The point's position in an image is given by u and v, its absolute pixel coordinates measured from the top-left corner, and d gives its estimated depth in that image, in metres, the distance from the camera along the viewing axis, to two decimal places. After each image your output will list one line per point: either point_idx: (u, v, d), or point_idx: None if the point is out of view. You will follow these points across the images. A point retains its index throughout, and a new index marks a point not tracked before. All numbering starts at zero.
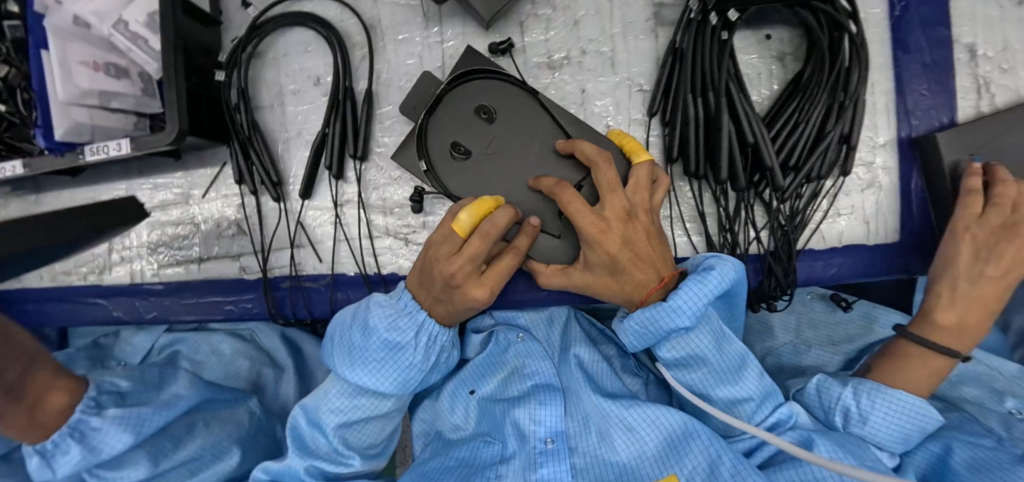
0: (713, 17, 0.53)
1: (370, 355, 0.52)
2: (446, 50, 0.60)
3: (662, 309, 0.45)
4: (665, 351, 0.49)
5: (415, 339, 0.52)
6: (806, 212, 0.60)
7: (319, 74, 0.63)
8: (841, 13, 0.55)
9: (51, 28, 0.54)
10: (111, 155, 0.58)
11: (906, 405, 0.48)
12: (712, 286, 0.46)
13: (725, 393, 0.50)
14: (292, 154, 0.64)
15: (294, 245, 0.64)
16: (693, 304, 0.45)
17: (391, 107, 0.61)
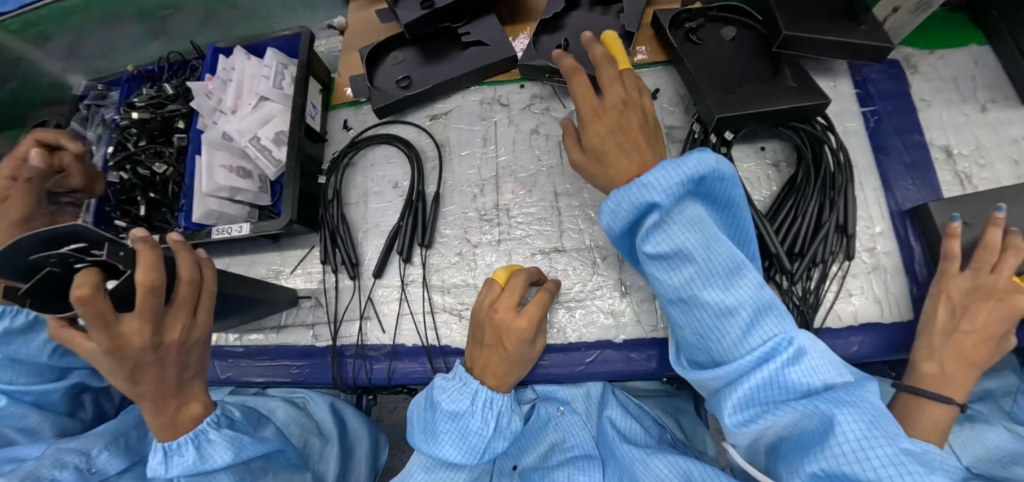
0: (712, 137, 0.67)
1: (440, 428, 0.60)
2: (500, 162, 0.76)
3: (639, 196, 0.46)
4: (651, 245, 0.47)
5: (472, 406, 0.60)
6: (818, 292, 0.67)
7: (397, 180, 0.79)
8: (819, 131, 0.68)
9: (206, 139, 0.75)
10: (233, 235, 0.73)
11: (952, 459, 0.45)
12: (667, 173, 0.45)
13: (712, 296, 0.47)
14: (370, 240, 0.77)
15: (363, 317, 0.74)
16: (663, 181, 0.45)
17: (453, 207, 0.75)
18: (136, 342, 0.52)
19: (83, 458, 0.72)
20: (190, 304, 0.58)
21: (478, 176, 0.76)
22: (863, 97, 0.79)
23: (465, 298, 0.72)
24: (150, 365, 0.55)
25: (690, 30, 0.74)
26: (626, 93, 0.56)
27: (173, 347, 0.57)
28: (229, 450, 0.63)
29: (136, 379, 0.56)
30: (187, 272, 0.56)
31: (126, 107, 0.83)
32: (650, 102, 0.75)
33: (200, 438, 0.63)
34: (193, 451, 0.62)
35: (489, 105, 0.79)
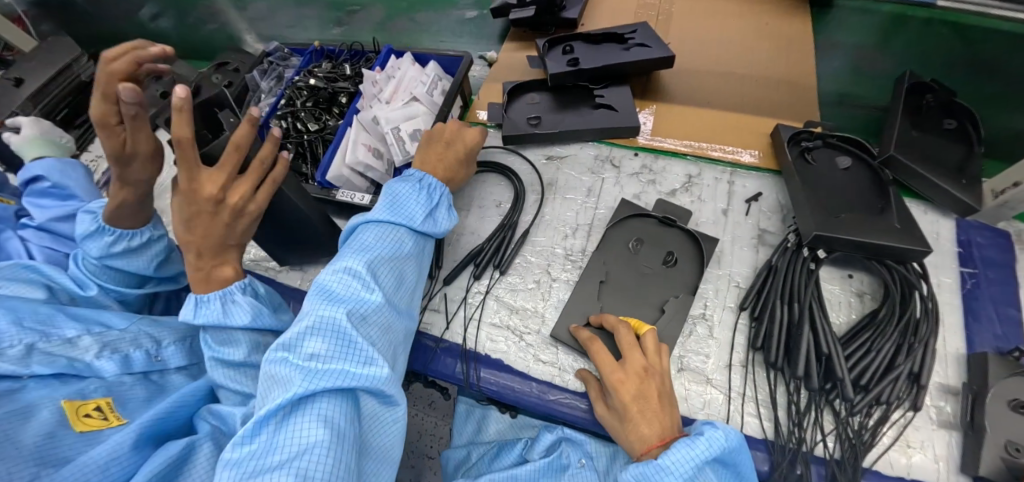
0: (805, 251, 0.70)
1: (358, 277, 0.61)
2: (596, 214, 0.83)
3: (654, 467, 0.53)
4: None
5: (387, 259, 0.65)
6: (875, 433, 0.65)
7: (501, 200, 0.88)
8: (912, 275, 0.70)
9: (358, 118, 0.89)
10: (356, 202, 0.84)
11: None
12: (693, 449, 0.53)
13: None
14: (460, 245, 0.85)
15: (432, 308, 0.81)
16: (682, 463, 0.52)
17: (542, 238, 0.83)
18: (207, 191, 0.62)
19: (154, 345, 0.75)
20: (261, 175, 0.67)
21: (574, 219, 0.83)
22: (965, 257, 0.79)
23: (530, 323, 0.77)
24: (207, 215, 0.65)
25: (805, 149, 0.80)
26: (646, 361, 0.62)
27: (230, 210, 0.65)
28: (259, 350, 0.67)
29: (192, 223, 0.65)
30: (265, 153, 0.68)
31: (307, 74, 1.00)
32: (750, 203, 0.80)
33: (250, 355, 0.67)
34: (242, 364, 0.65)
35: (601, 161, 0.87)
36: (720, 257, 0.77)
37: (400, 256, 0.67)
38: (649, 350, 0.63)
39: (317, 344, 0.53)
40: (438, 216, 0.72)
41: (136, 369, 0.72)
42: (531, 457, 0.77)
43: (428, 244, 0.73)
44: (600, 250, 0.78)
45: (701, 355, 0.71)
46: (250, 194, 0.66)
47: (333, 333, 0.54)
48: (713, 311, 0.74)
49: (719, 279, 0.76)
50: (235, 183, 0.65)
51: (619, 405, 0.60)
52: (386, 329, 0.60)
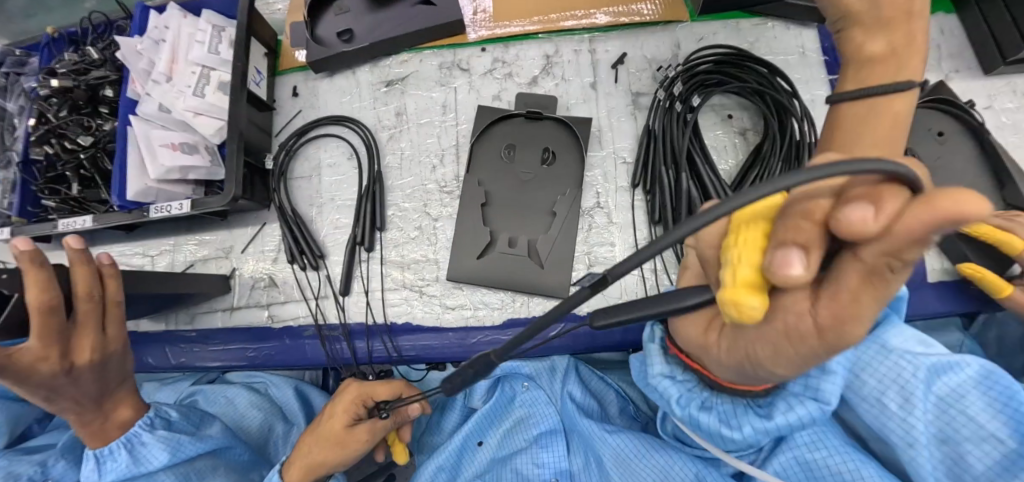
0: (677, 105, 0.65)
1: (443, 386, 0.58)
2: (460, 130, 0.73)
3: (713, 316, 0.39)
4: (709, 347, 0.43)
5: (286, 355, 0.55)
6: None
7: (353, 149, 0.75)
8: (784, 98, 0.66)
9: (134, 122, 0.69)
10: (173, 213, 0.67)
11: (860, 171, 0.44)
12: (756, 346, 0.43)
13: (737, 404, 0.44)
14: (325, 215, 0.73)
15: (320, 296, 0.70)
16: (707, 386, 0.43)
17: (411, 178, 0.72)
18: (44, 368, 0.48)
19: (37, 468, 0.61)
20: (98, 311, 0.53)
21: (438, 144, 0.72)
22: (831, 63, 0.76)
23: (426, 273, 0.69)
24: (66, 387, 0.51)
25: None
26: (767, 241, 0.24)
27: (88, 369, 0.52)
28: (167, 450, 0.57)
29: (52, 399, 0.51)
30: (83, 284, 0.51)
31: (46, 75, 0.75)
32: (616, 68, 0.72)
33: (132, 442, 0.57)
34: (126, 455, 0.56)
35: (448, 69, 0.75)
36: (600, 137, 0.71)
37: None
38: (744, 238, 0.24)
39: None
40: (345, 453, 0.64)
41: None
42: (475, 405, 0.72)
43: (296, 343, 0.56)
44: (472, 170, 0.69)
45: (607, 245, 0.67)
46: (102, 340, 0.53)
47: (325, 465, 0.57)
48: (608, 196, 0.69)
49: (606, 161, 0.70)
50: (72, 342, 0.51)
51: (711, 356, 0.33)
52: None
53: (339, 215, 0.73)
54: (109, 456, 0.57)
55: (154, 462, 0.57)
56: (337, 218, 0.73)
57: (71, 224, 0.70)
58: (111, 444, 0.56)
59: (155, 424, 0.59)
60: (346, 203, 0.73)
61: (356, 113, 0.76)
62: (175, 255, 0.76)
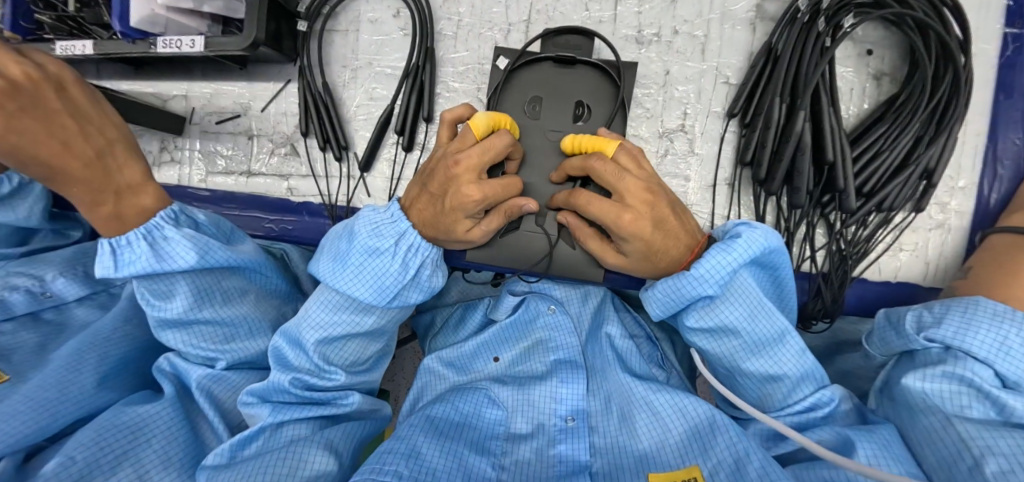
0: (820, 21, 0.51)
1: (354, 272, 0.50)
2: (535, 5, 0.59)
3: (679, 278, 0.45)
4: (694, 322, 0.48)
5: (395, 247, 0.50)
6: (869, 241, 0.58)
7: (401, 6, 0.62)
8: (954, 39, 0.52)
9: None
10: (184, 51, 0.57)
11: (721, 311, 0.47)
12: (735, 254, 0.44)
13: (759, 366, 0.47)
14: (359, 83, 0.62)
15: (346, 175, 0.63)
16: (714, 271, 0.44)
17: (467, 54, 0.60)
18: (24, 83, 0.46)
19: (36, 282, 0.59)
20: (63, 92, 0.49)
21: (503, 19, 0.60)
22: (1015, 10, 0.59)
23: None
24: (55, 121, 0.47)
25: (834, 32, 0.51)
26: (642, 180, 0.45)
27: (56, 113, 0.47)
28: (194, 249, 0.49)
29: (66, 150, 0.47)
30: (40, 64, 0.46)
31: None
32: None
33: (152, 235, 0.49)
34: (148, 250, 0.48)
35: None
36: (705, 45, 0.57)
37: (367, 330, 0.54)
38: (630, 166, 0.46)
39: (321, 321, 0.52)
40: (418, 259, 0.51)
41: (18, 312, 0.57)
42: (496, 317, 0.66)
43: (372, 316, 0.53)
44: (532, 67, 0.56)
45: (680, 178, 0.58)
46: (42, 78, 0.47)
47: (333, 322, 0.52)
48: (695, 121, 0.58)
49: (704, 76, 0.57)
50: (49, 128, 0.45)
51: (635, 249, 0.46)
52: (359, 344, 0.55)
53: (376, 85, 0.62)
54: (127, 244, 0.49)
55: (180, 264, 0.49)
56: (373, 88, 0.62)
57: (71, 47, 0.60)
58: (129, 235, 0.49)
59: (179, 221, 0.51)
60: (385, 73, 0.62)
61: None
62: (187, 101, 0.67)
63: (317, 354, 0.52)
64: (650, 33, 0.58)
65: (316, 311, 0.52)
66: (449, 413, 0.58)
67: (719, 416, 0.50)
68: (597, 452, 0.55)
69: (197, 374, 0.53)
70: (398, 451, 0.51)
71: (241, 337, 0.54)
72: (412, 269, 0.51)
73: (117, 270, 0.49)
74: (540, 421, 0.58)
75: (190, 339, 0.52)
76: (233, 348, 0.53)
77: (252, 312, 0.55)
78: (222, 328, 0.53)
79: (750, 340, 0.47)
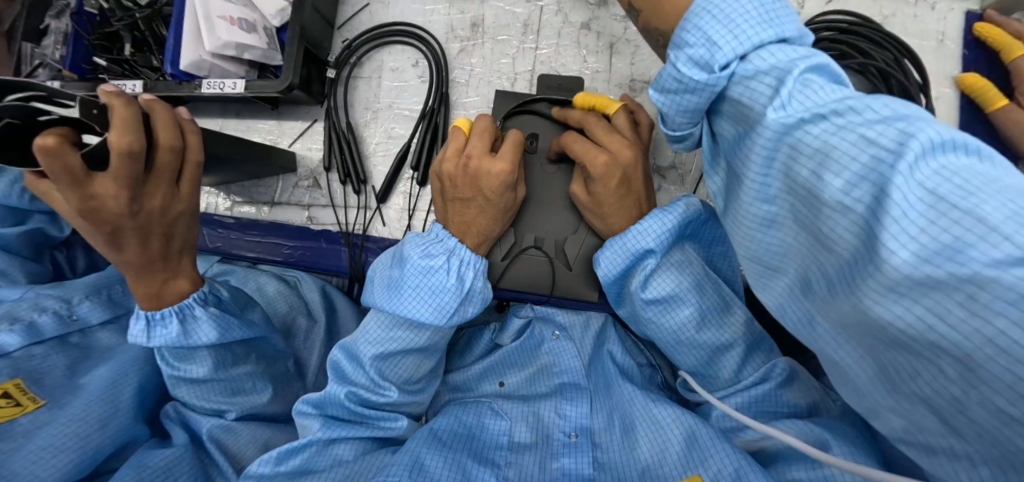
0: None
1: (410, 287, 0.51)
2: (539, 56, 0.67)
3: (628, 234, 0.49)
4: (644, 288, 0.50)
5: (447, 262, 0.51)
6: None
7: (419, 57, 0.69)
8: (913, 87, 0.58)
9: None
10: (226, 92, 0.63)
11: (669, 278, 0.50)
12: (675, 215, 0.49)
13: (710, 337, 0.50)
14: (379, 122, 0.69)
15: (363, 205, 0.68)
16: (657, 229, 0.48)
17: (478, 98, 0.67)
18: (113, 206, 0.45)
19: (65, 304, 0.61)
20: (175, 171, 0.50)
21: (511, 68, 0.67)
22: (970, 61, 0.66)
23: None
24: (133, 232, 0.48)
25: None
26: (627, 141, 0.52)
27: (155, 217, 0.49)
28: (219, 331, 0.52)
29: (120, 241, 0.48)
30: (165, 132, 0.47)
31: None
32: None
33: (183, 313, 0.51)
34: (177, 325, 0.51)
35: None
36: None
37: (419, 348, 0.54)
38: (623, 128, 0.54)
39: (378, 337, 0.54)
40: (470, 273, 0.52)
41: (47, 334, 0.58)
42: (502, 342, 0.69)
43: (424, 333, 0.53)
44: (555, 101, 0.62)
45: None
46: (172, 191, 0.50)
47: (390, 337, 0.53)
48: (686, 159, 0.63)
49: None
50: (145, 189, 0.48)
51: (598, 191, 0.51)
52: (412, 365, 0.55)
53: (394, 125, 0.68)
54: (161, 322, 0.51)
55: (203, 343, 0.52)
56: (392, 127, 0.68)
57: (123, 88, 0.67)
58: (164, 309, 0.51)
59: (208, 301, 0.54)
60: (403, 114, 0.68)
61: (427, 17, 0.70)
62: None
63: (373, 369, 0.53)
64: (643, 82, 0.65)
65: (375, 328, 0.54)
66: (456, 425, 0.59)
67: (700, 425, 0.52)
68: (601, 466, 0.56)
69: (208, 425, 0.56)
70: (402, 461, 0.50)
71: (243, 391, 0.59)
72: (465, 287, 0.52)
73: (147, 343, 0.51)
74: (542, 436, 0.59)
75: (206, 395, 0.56)
76: (235, 403, 0.57)
77: (258, 371, 0.59)
78: (230, 383, 0.58)
79: (699, 306, 0.49)
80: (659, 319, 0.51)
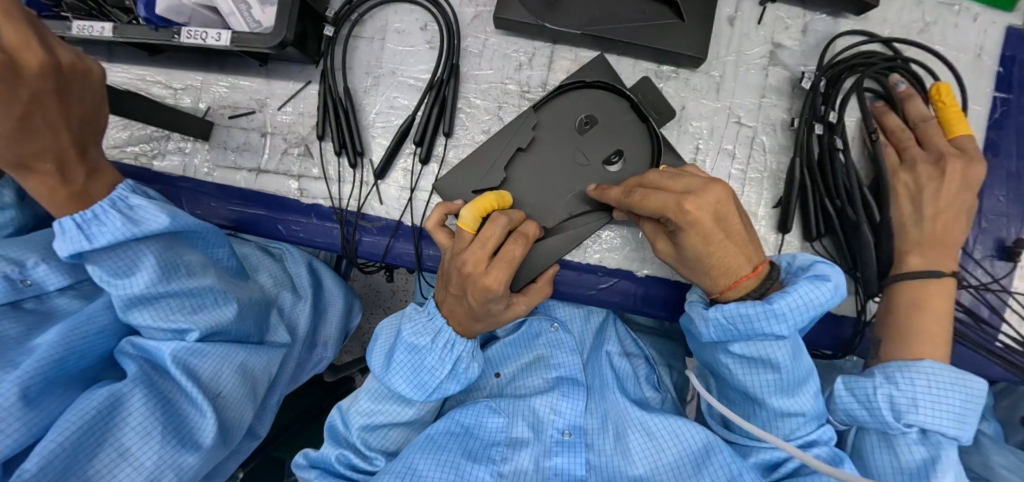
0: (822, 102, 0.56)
1: (399, 362, 0.54)
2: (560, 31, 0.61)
3: (762, 309, 0.42)
4: (738, 348, 0.45)
5: (433, 343, 0.53)
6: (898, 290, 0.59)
7: (428, 20, 0.63)
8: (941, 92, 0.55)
9: None
10: (208, 43, 0.56)
11: (772, 351, 0.44)
12: (824, 296, 0.42)
13: (778, 404, 0.47)
14: (381, 90, 0.63)
15: (358, 180, 0.63)
16: (799, 312, 0.42)
17: (491, 73, 0.61)
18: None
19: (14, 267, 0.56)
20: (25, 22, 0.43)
21: (529, 41, 0.61)
22: (1005, 79, 0.63)
23: None
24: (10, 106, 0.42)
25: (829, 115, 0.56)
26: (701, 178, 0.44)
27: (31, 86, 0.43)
28: (165, 212, 0.51)
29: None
30: None
31: None
32: (766, 6, 0.60)
33: (120, 206, 0.50)
34: (120, 216, 0.49)
35: None
36: (720, 85, 0.60)
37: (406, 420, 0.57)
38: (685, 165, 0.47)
39: (369, 408, 0.56)
40: (458, 351, 0.53)
41: None
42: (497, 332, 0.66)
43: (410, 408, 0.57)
44: (581, 91, 0.57)
45: None
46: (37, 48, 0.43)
47: (378, 410, 0.56)
48: (707, 156, 0.60)
49: (717, 114, 0.60)
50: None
51: (694, 249, 0.43)
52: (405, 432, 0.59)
53: (397, 95, 0.62)
54: (95, 218, 0.49)
55: (153, 228, 0.50)
56: (394, 97, 0.62)
57: (90, 29, 0.59)
58: (95, 207, 0.49)
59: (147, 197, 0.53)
60: (407, 83, 0.62)
61: None
62: (201, 92, 0.66)
63: (359, 439, 0.55)
64: (668, 69, 0.60)
65: (366, 398, 0.57)
66: (451, 427, 0.57)
67: (713, 440, 0.50)
68: (594, 467, 0.55)
69: (170, 350, 0.53)
70: (396, 469, 0.51)
71: (207, 306, 0.55)
72: (454, 357, 0.53)
73: (91, 244, 0.48)
74: (536, 431, 0.57)
75: (159, 312, 0.53)
76: (199, 318, 0.54)
77: (218, 281, 0.56)
78: (189, 298, 0.54)
79: (784, 376, 0.46)
80: (748, 384, 0.47)
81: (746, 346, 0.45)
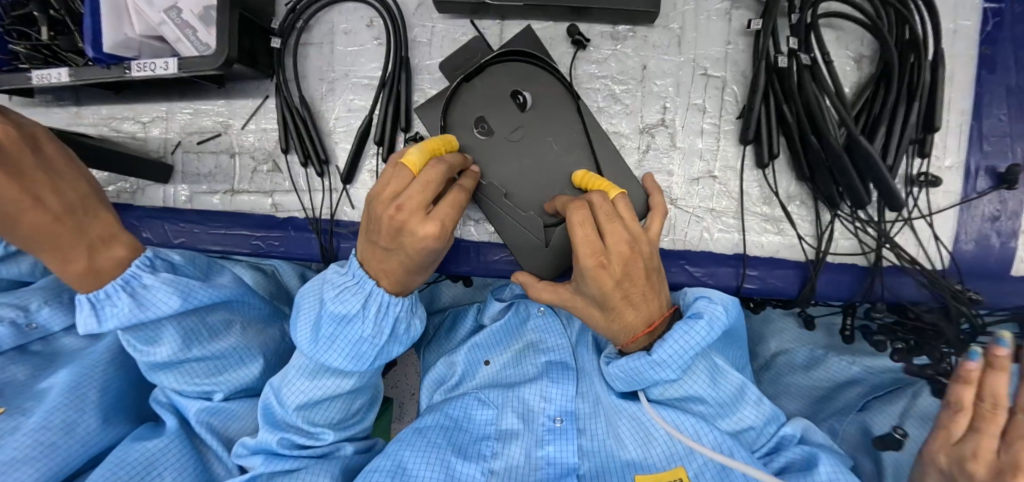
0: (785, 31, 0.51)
1: (325, 330, 0.52)
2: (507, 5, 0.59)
3: (645, 362, 0.47)
4: (655, 393, 0.50)
5: (363, 311, 0.51)
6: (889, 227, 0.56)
7: (374, 16, 0.62)
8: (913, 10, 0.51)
9: None
10: (158, 73, 0.55)
11: (684, 389, 0.49)
12: (698, 336, 0.46)
13: (727, 424, 0.50)
14: (337, 95, 0.62)
15: (329, 188, 0.63)
16: (677, 357, 0.46)
17: (443, 60, 0.60)
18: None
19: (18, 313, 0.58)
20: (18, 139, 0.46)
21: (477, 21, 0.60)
22: None
23: None
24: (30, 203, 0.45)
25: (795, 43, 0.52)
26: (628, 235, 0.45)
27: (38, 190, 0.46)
28: (173, 294, 0.52)
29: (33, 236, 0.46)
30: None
31: None
32: None
33: (132, 285, 0.51)
34: (129, 299, 0.51)
35: None
36: (681, 38, 0.57)
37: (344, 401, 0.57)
38: (625, 214, 0.45)
39: (305, 387, 0.55)
40: (393, 313, 0.52)
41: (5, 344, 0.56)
42: (486, 321, 0.67)
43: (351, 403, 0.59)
44: (512, 68, 0.55)
45: (664, 172, 0.57)
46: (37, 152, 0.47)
47: (316, 387, 0.55)
48: (676, 115, 0.57)
49: (682, 69, 0.57)
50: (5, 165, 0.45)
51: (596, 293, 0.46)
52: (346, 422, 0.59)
53: (354, 96, 0.62)
54: (109, 298, 0.51)
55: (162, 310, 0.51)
56: (351, 99, 0.62)
57: (48, 77, 0.59)
58: (107, 287, 0.51)
59: (156, 266, 0.53)
60: (362, 83, 0.62)
61: None
62: (168, 123, 0.67)
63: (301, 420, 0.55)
64: (625, 30, 0.58)
65: (298, 376, 0.55)
66: (440, 420, 0.58)
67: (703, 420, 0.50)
68: (585, 454, 0.54)
69: (195, 408, 0.56)
70: (384, 467, 0.51)
71: (230, 366, 0.57)
72: (391, 322, 0.52)
73: (100, 325, 0.52)
74: (527, 421, 0.57)
75: (186, 374, 0.55)
76: (220, 380, 0.56)
77: (241, 342, 0.58)
78: (213, 361, 0.56)
79: (714, 405, 0.49)
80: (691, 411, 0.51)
81: (662, 391, 0.50)
